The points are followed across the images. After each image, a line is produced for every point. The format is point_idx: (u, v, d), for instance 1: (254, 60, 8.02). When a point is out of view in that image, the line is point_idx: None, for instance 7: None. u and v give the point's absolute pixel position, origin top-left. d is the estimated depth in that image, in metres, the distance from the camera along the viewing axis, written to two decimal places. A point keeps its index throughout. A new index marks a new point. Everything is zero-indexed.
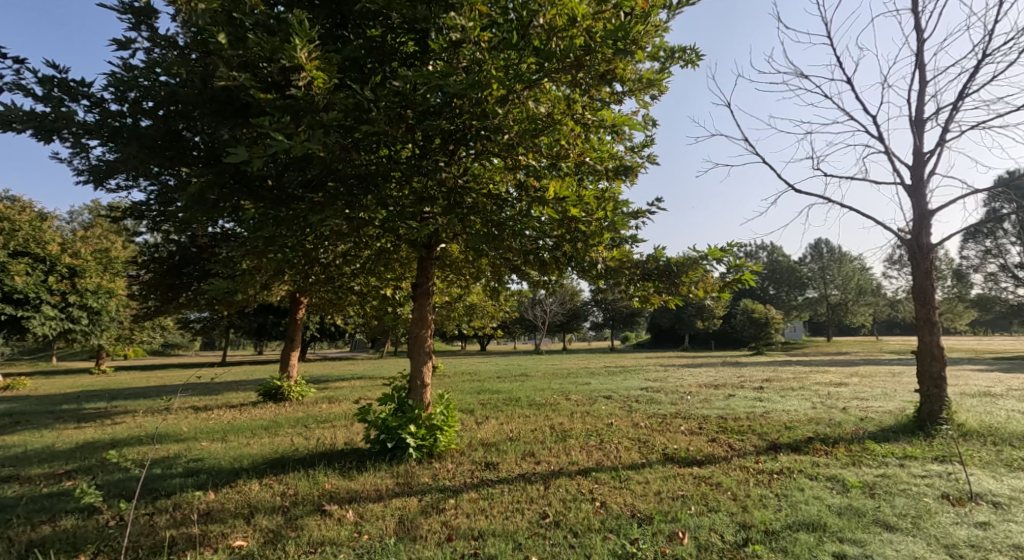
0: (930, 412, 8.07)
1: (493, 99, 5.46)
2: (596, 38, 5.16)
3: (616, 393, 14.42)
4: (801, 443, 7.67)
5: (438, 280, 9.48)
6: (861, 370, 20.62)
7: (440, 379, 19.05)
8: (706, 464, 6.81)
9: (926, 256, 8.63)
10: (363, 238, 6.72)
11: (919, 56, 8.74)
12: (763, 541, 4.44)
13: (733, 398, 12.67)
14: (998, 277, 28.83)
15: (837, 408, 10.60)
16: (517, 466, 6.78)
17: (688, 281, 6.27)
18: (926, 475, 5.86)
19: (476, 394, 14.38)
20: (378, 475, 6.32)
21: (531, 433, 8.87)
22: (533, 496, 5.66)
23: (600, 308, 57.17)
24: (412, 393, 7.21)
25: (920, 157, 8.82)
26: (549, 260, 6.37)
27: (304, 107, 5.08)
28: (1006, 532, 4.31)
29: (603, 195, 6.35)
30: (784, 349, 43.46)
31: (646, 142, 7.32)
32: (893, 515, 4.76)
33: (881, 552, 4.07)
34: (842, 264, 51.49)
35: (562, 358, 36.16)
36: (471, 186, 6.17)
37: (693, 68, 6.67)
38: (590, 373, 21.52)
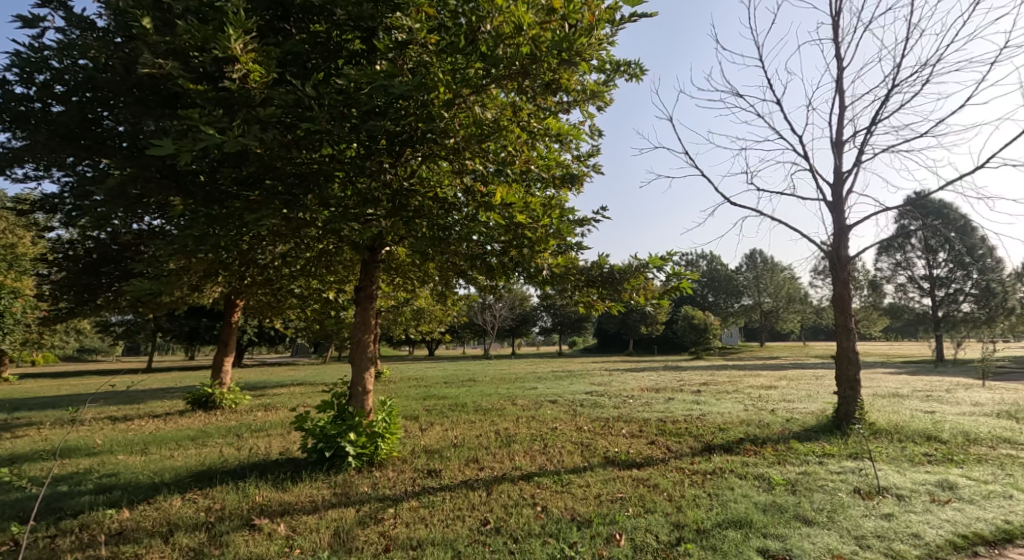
0: (846, 412, 8.68)
1: (439, 101, 5.41)
2: (542, 46, 5.22)
3: (562, 397, 14.62)
4: (733, 444, 8.03)
5: (384, 283, 9.31)
6: (789, 373, 21.95)
7: (386, 384, 18.68)
8: (644, 466, 7.02)
9: (845, 267, 9.29)
10: (304, 240, 6.47)
11: (840, 82, 9.43)
12: (694, 540, 4.60)
13: (672, 401, 13.11)
14: (907, 288, 31.47)
15: (766, 410, 11.21)
16: (460, 472, 6.72)
17: (630, 288, 6.45)
18: (841, 472, 6.29)
19: (421, 400, 14.17)
20: (314, 486, 6.08)
21: (476, 438, 8.83)
22: (475, 502, 5.62)
23: (548, 313, 57.86)
24: (353, 399, 6.98)
25: (841, 175, 9.50)
26: (496, 266, 6.31)
27: (240, 101, 4.86)
28: (907, 522, 4.68)
29: (549, 202, 6.42)
30: (720, 353, 45.45)
31: (592, 151, 7.49)
32: (811, 510, 5.07)
33: (799, 546, 4.32)
34: (773, 273, 54.60)
35: (510, 363, 36.30)
36: (417, 188, 6.14)
37: (636, 82, 6.93)
38: (537, 377, 21.69)
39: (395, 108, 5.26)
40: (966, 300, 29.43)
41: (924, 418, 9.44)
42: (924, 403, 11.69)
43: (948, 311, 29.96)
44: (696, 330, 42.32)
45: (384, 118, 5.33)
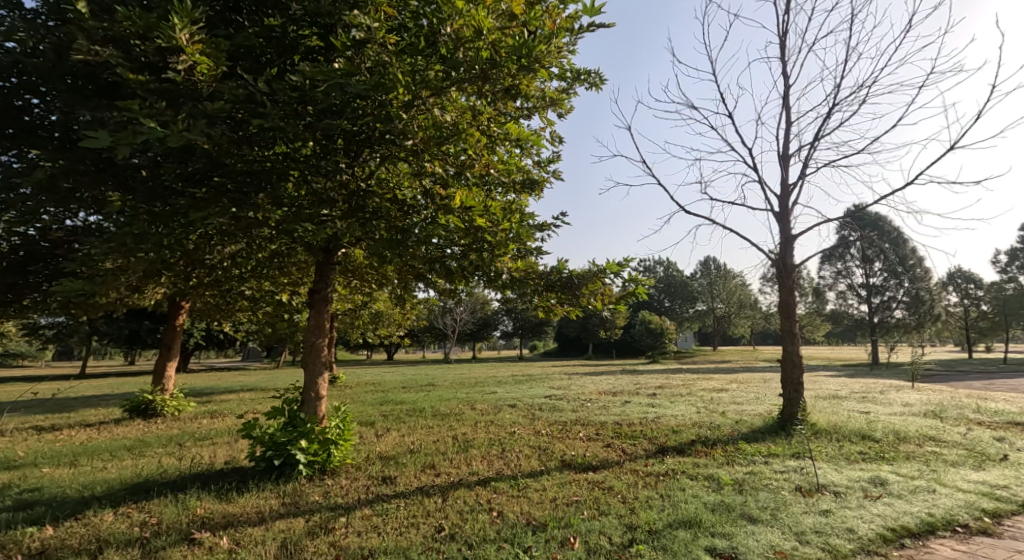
0: (790, 413, 9.06)
1: (398, 103, 5.31)
2: (501, 52, 5.22)
3: (521, 401, 14.63)
4: (685, 446, 8.24)
5: (341, 285, 9.09)
6: (739, 377, 22.72)
7: (341, 390, 18.21)
8: (600, 469, 7.10)
9: (790, 275, 9.72)
10: (255, 240, 6.23)
11: (786, 98, 9.89)
12: (646, 540, 4.69)
13: (628, 404, 13.36)
14: (846, 295, 33.25)
15: (717, 412, 11.58)
16: (416, 479, 6.61)
17: (589, 293, 6.52)
18: (785, 470, 6.55)
19: (378, 405, 13.89)
20: (261, 496, 5.85)
21: (433, 444, 8.72)
22: (430, 509, 5.54)
23: (508, 317, 57.98)
24: (305, 405, 6.76)
25: (787, 187, 9.94)
26: (456, 269, 6.28)
27: (185, 94, 4.66)
28: (843, 517, 4.92)
29: (509, 206, 6.44)
30: (676, 357, 46.67)
31: (552, 158, 7.56)
32: (756, 508, 5.26)
33: (744, 543, 4.47)
34: (725, 280, 56.54)
35: (470, 367, 36.12)
36: (375, 190, 6.00)
37: (596, 91, 7.06)
38: (496, 381, 21.67)
39: (353, 107, 5.15)
40: (898, 307, 31.34)
41: (861, 418, 9.98)
42: (861, 404, 12.34)
43: (884, 317, 31.80)
44: (653, 334, 43.29)
45: (341, 117, 5.21)
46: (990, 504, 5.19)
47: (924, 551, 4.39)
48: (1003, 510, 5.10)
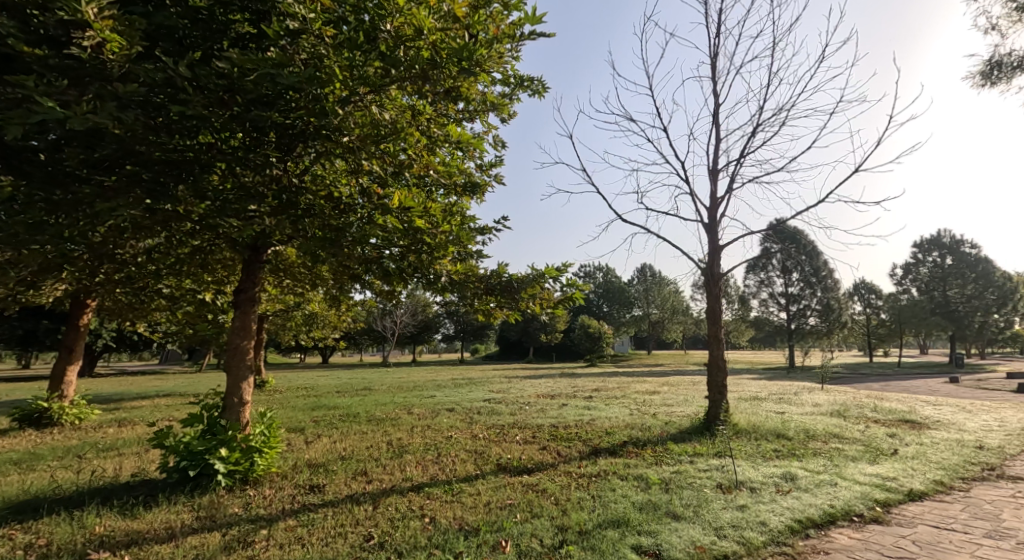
0: (714, 414, 9.54)
1: (334, 97, 5.15)
2: (442, 53, 5.17)
3: (459, 405, 14.54)
4: (617, 447, 8.48)
5: (271, 284, 8.68)
6: (670, 380, 23.70)
7: (271, 394, 17.34)
8: (534, 471, 7.17)
9: (717, 283, 10.25)
10: (174, 235, 5.83)
11: (716, 116, 10.44)
12: (576, 541, 4.77)
13: (565, 407, 13.58)
14: (768, 303, 35.47)
15: (648, 414, 12.00)
16: (346, 487, 6.39)
17: (528, 296, 6.58)
18: (708, 469, 6.88)
19: (309, 410, 13.34)
20: (172, 510, 5.45)
21: (366, 450, 8.47)
22: (359, 517, 5.37)
23: (449, 320, 57.50)
24: (227, 411, 6.37)
25: (715, 200, 10.49)
26: (393, 271, 6.16)
27: (92, 73, 4.32)
28: (757, 512, 5.23)
29: (449, 208, 6.40)
30: (612, 360, 47.96)
31: (495, 162, 7.59)
32: (680, 506, 5.48)
33: (668, 540, 4.64)
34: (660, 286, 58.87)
35: (410, 371, 35.51)
36: (308, 187, 5.82)
37: (538, 98, 7.18)
38: (435, 385, 21.43)
39: (286, 99, 4.94)
40: (812, 314, 33.81)
41: (777, 418, 10.67)
42: (779, 405, 13.19)
43: (800, 324, 34.17)
44: (592, 338, 44.29)
45: (272, 109, 4.96)
46: (882, 495, 5.69)
47: (826, 540, 4.74)
48: (893, 500, 5.60)
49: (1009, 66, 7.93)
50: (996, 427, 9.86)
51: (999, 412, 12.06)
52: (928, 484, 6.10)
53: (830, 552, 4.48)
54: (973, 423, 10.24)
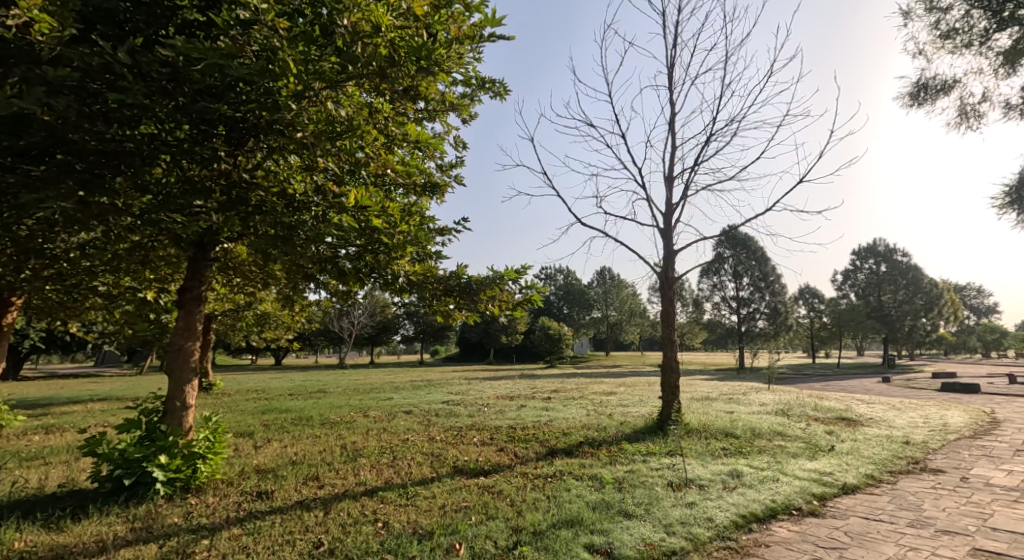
0: (666, 414, 9.80)
1: (287, 92, 4.98)
2: (400, 51, 5.10)
3: (417, 407, 14.37)
4: (573, 447, 8.60)
5: (219, 283, 8.35)
6: (626, 380, 24.19)
7: (218, 397, 16.62)
8: (491, 473, 7.18)
9: (671, 286, 10.54)
10: (111, 230, 5.52)
11: (672, 125, 10.75)
12: (530, 542, 4.80)
13: (523, 408, 13.65)
14: (720, 306, 36.72)
15: (604, 414, 12.22)
16: (296, 492, 6.21)
17: (487, 298, 6.58)
18: (660, 468, 7.07)
19: (259, 414, 12.89)
20: (104, 522, 5.15)
21: (318, 454, 8.25)
22: (308, 524, 5.22)
23: (409, 321, 56.77)
24: (168, 416, 6.08)
25: (671, 205, 10.79)
26: (349, 271, 6.05)
27: (18, 54, 4.07)
28: (704, 508, 5.41)
29: (408, 209, 6.34)
30: (571, 361, 48.50)
31: (455, 163, 7.56)
32: (632, 504, 5.60)
33: (619, 538, 4.74)
34: (618, 289, 60.09)
35: (368, 372, 34.84)
36: (259, 182, 5.65)
37: (499, 101, 7.22)
38: (393, 387, 21.13)
39: (236, 91, 4.76)
40: (760, 317, 35.23)
41: (725, 417, 11.07)
42: (728, 404, 13.69)
43: (749, 327, 35.54)
44: (551, 340, 44.67)
45: (220, 101, 4.76)
46: (819, 489, 6.00)
47: (766, 533, 4.95)
48: (828, 493, 5.91)
49: (934, 89, 8.55)
50: (922, 423, 10.56)
51: (925, 409, 12.94)
52: (860, 478, 6.47)
53: (770, 545, 4.68)
54: (902, 420, 10.93)
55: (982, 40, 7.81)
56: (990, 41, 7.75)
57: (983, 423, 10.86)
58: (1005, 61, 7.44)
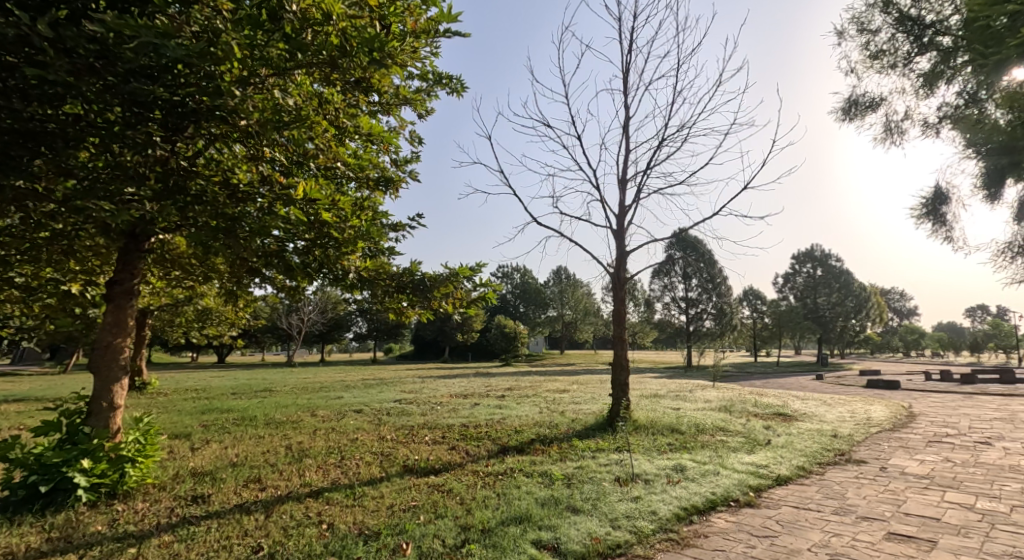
0: (615, 411, 10.01)
1: (230, 77, 4.77)
2: (352, 41, 4.87)
3: (368, 406, 14.08)
4: (524, 445, 8.65)
5: (156, 276, 7.90)
6: (579, 379, 24.54)
7: (154, 397, 15.74)
8: (441, 472, 7.13)
9: (622, 286, 10.77)
10: (30, 217, 5.11)
11: (626, 128, 10.98)
12: (478, 539, 4.80)
13: (476, 406, 13.63)
14: (670, 306, 37.85)
15: (556, 412, 12.37)
16: (235, 496, 5.95)
17: (440, 296, 6.51)
18: (608, 463, 7.23)
19: (199, 414, 12.28)
20: (16, 533, 4.77)
21: (260, 456, 7.93)
22: (248, 528, 5.02)
23: (362, 318, 55.56)
24: (92, 417, 5.70)
25: (623, 207, 11.03)
26: (297, 266, 5.82)
27: None
28: (649, 502, 5.56)
29: (360, 202, 6.21)
30: (526, 359, 48.76)
31: (409, 158, 7.45)
32: (580, 500, 5.70)
33: (566, 533, 4.81)
34: (573, 288, 60.95)
35: (318, 371, 33.85)
36: (200, 171, 5.39)
37: (457, 97, 7.23)
38: (344, 385, 20.62)
39: (173, 73, 4.52)
40: (707, 317, 36.57)
41: (672, 414, 11.43)
42: (675, 401, 14.14)
43: (697, 326, 36.81)
44: (507, 338, 44.81)
45: (156, 83, 4.48)
46: (755, 481, 6.29)
47: (706, 524, 5.15)
48: (763, 485, 6.21)
49: (863, 106, 9.10)
50: (849, 417, 11.25)
51: (853, 405, 13.81)
52: (793, 470, 6.84)
53: (708, 536, 4.86)
54: (832, 415, 11.60)
55: (905, 63, 8.38)
56: (911, 63, 8.33)
57: (902, 417, 11.69)
58: (924, 83, 8.01)
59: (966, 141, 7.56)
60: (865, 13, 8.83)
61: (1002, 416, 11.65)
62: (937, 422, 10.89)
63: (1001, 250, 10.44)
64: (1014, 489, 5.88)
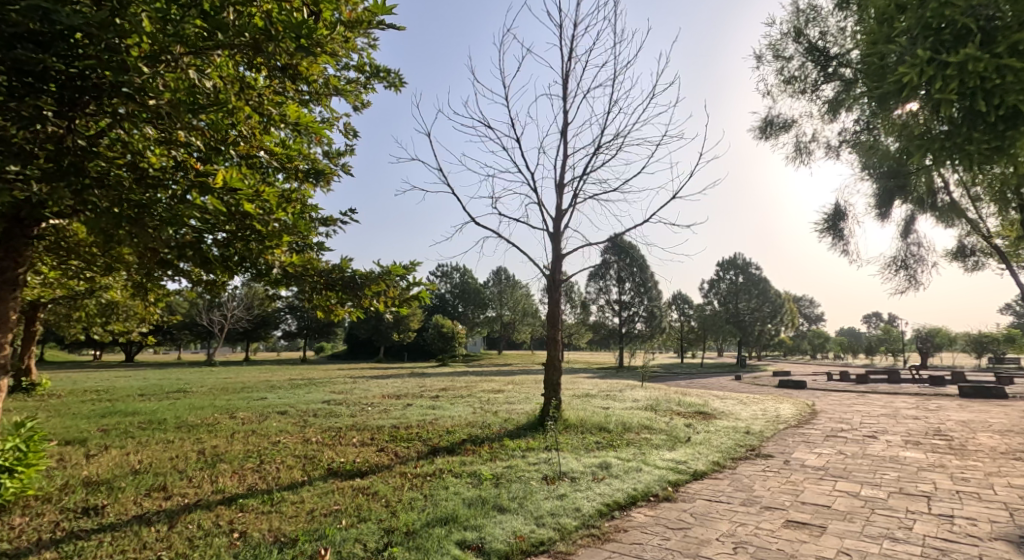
0: (545, 411, 10.14)
1: (138, 52, 4.41)
2: (277, 25, 4.60)
3: (294, 407, 13.45)
4: (455, 445, 8.59)
5: (51, 266, 7.15)
6: (515, 379, 24.53)
7: (44, 400, 14.17)
8: (368, 474, 6.93)
9: (556, 288, 10.94)
10: None
11: (563, 133, 11.19)
12: (401, 542, 4.70)
13: (408, 407, 13.38)
14: (604, 308, 38.94)
15: (489, 412, 12.38)
16: (135, 506, 5.50)
17: (372, 293, 6.33)
18: (537, 462, 7.33)
19: (99, 418, 11.23)
20: None
21: (168, 462, 7.38)
22: (147, 541, 4.65)
23: (291, 316, 53.08)
24: None
25: (559, 211, 11.22)
26: (215, 259, 5.47)
27: None
28: (573, 499, 5.69)
29: (287, 194, 5.94)
30: (462, 359, 48.38)
31: (342, 151, 7.24)
32: (507, 499, 5.73)
33: (491, 532, 4.82)
34: (513, 289, 61.46)
35: (240, 371, 31.86)
36: (103, 152, 4.92)
37: (395, 92, 7.15)
38: (268, 386, 19.54)
39: (69, 42, 4.12)
40: (639, 320, 38.08)
41: (601, 413, 11.75)
42: (604, 401, 14.54)
43: (629, 328, 38.12)
44: (444, 338, 44.26)
45: (47, 52, 4.06)
46: (673, 476, 6.60)
47: (626, 519, 5.34)
48: (681, 480, 6.52)
49: (777, 126, 9.79)
50: (761, 415, 12.04)
51: (765, 403, 14.81)
52: (708, 464, 7.25)
53: (627, 530, 5.04)
54: (746, 413, 12.40)
55: (813, 89, 9.09)
56: (818, 90, 9.06)
57: (807, 414, 12.66)
58: (829, 108, 8.71)
59: (864, 164, 8.31)
60: (780, 40, 9.49)
61: (888, 412, 12.94)
62: (835, 418, 11.91)
63: (889, 264, 11.59)
64: (892, 477, 6.54)
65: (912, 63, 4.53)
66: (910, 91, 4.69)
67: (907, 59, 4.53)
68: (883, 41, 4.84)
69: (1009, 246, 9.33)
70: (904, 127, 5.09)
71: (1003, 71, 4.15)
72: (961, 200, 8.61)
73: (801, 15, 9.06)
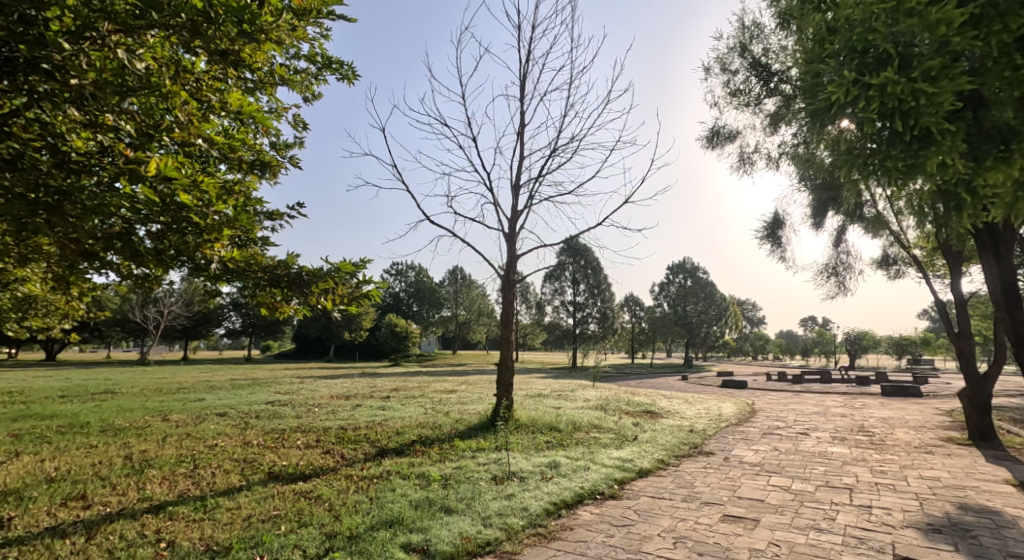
0: (496, 411, 10.11)
1: (59, 27, 4.09)
2: (217, 8, 4.35)
3: (234, 409, 12.83)
4: (404, 446, 8.43)
5: None
6: (469, 380, 24.35)
7: None
8: (311, 477, 6.70)
9: (510, 288, 10.94)
10: None
11: (519, 134, 11.23)
12: (344, 547, 4.56)
13: (357, 408, 13.04)
14: (558, 309, 39.36)
15: (440, 413, 12.23)
16: (48, 517, 5.08)
17: (319, 291, 6.08)
18: (486, 463, 7.30)
19: (13, 422, 10.33)
20: None
21: (89, 468, 6.87)
22: (60, 554, 4.30)
23: (235, 313, 50.77)
24: None
25: (514, 211, 11.25)
26: (148, 252, 5.14)
27: None
28: (521, 499, 5.70)
29: (228, 186, 5.66)
30: (415, 359, 47.64)
31: (290, 143, 6.97)
32: (456, 500, 5.66)
33: (437, 534, 4.75)
34: (468, 289, 61.17)
35: (178, 371, 30.01)
36: (19, 134, 4.53)
37: (348, 85, 6.95)
38: (208, 387, 18.56)
39: None
40: (592, 320, 38.75)
41: (551, 413, 11.83)
42: (556, 400, 14.66)
43: (583, 328, 38.73)
44: (397, 338, 43.41)
45: None
46: (620, 474, 6.72)
47: (573, 517, 5.39)
48: (626, 478, 6.65)
49: (723, 135, 10.17)
50: (704, 414, 12.45)
51: (710, 403, 15.33)
52: (653, 462, 7.43)
53: (573, 528, 5.09)
54: (691, 412, 12.79)
55: (756, 102, 9.52)
56: (761, 103, 9.47)
57: (747, 413, 13.20)
58: (771, 121, 9.13)
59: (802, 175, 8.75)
60: (727, 54, 9.86)
61: (820, 410, 13.70)
62: (772, 416, 12.49)
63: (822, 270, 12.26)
64: (820, 471, 6.91)
65: (840, 83, 4.83)
66: (839, 108, 4.98)
67: (837, 78, 4.82)
68: (817, 60, 5.12)
69: (927, 256, 10.05)
70: (836, 142, 5.38)
71: (918, 95, 4.45)
72: (885, 213, 9.24)
73: (746, 31, 9.44)
